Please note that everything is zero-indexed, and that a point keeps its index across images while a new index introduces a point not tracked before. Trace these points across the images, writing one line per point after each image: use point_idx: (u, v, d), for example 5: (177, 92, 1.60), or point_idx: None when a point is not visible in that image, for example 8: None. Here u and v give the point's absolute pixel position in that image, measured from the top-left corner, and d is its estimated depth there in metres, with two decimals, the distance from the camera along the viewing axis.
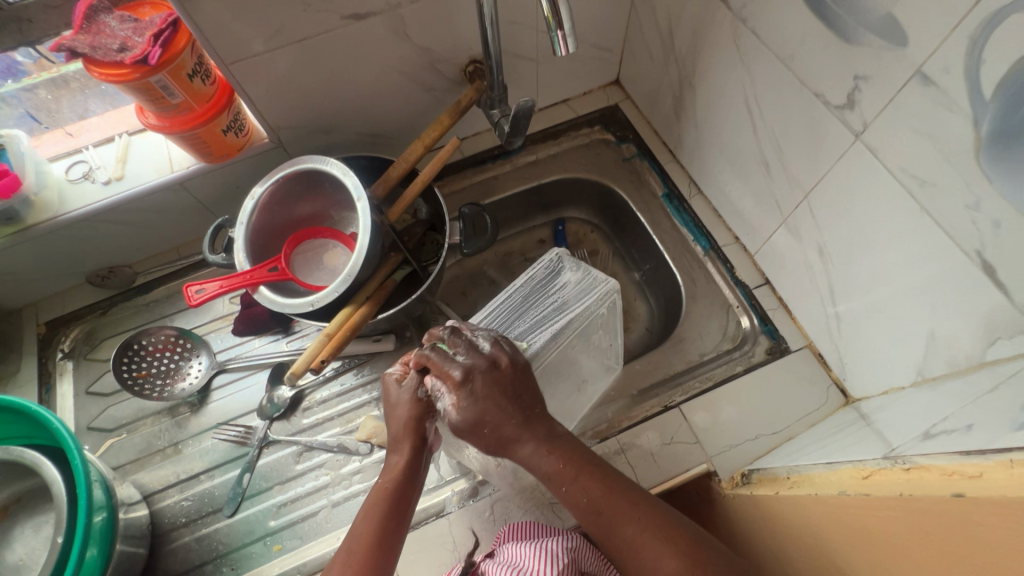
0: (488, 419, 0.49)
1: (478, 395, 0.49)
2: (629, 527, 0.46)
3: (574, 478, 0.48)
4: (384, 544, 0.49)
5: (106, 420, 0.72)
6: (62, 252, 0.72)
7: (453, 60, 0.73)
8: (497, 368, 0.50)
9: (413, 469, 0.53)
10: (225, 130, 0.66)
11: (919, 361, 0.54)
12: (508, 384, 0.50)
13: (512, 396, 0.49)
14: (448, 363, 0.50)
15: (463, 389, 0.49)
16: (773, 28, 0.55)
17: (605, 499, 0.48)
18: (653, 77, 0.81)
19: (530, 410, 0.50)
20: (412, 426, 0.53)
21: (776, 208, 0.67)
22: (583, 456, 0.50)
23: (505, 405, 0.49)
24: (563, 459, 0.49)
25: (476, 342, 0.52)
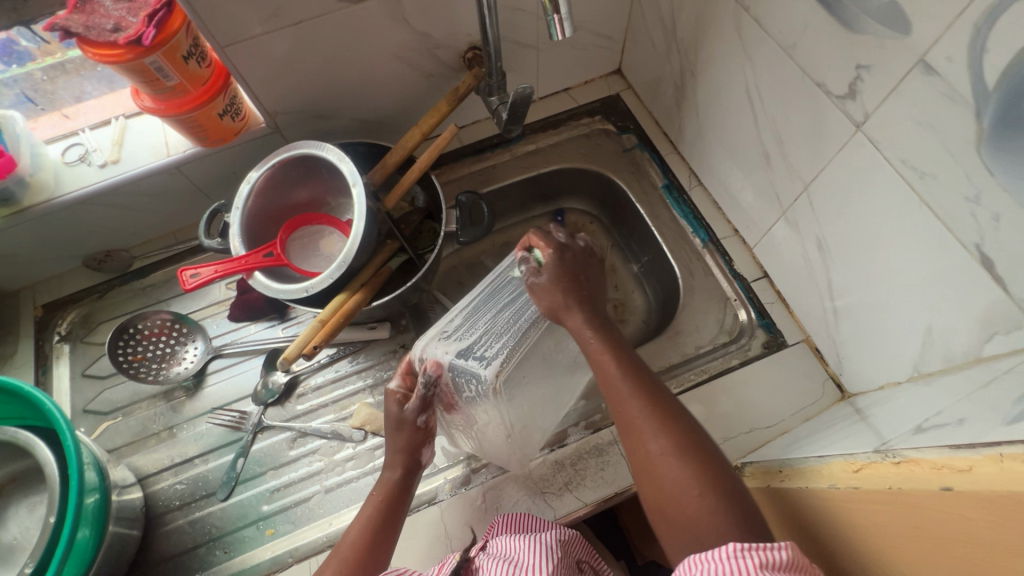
0: (577, 286, 0.56)
1: (569, 263, 0.57)
2: (636, 404, 0.49)
3: (607, 357, 0.52)
4: (374, 551, 0.51)
5: (102, 403, 0.72)
6: (59, 234, 0.72)
7: (451, 46, 0.72)
8: (585, 256, 0.59)
9: (406, 485, 0.56)
10: (221, 114, 0.66)
11: (915, 356, 0.53)
12: (585, 268, 0.58)
13: (582, 276, 0.57)
14: (546, 240, 0.57)
15: (557, 253, 0.57)
16: (776, 15, 0.54)
17: (620, 379, 0.50)
18: (655, 66, 0.80)
19: (586, 296, 0.56)
20: (409, 450, 0.56)
21: (776, 200, 0.66)
22: (615, 346, 0.53)
23: (586, 279, 0.57)
24: (604, 339, 0.53)
25: (573, 238, 0.60)
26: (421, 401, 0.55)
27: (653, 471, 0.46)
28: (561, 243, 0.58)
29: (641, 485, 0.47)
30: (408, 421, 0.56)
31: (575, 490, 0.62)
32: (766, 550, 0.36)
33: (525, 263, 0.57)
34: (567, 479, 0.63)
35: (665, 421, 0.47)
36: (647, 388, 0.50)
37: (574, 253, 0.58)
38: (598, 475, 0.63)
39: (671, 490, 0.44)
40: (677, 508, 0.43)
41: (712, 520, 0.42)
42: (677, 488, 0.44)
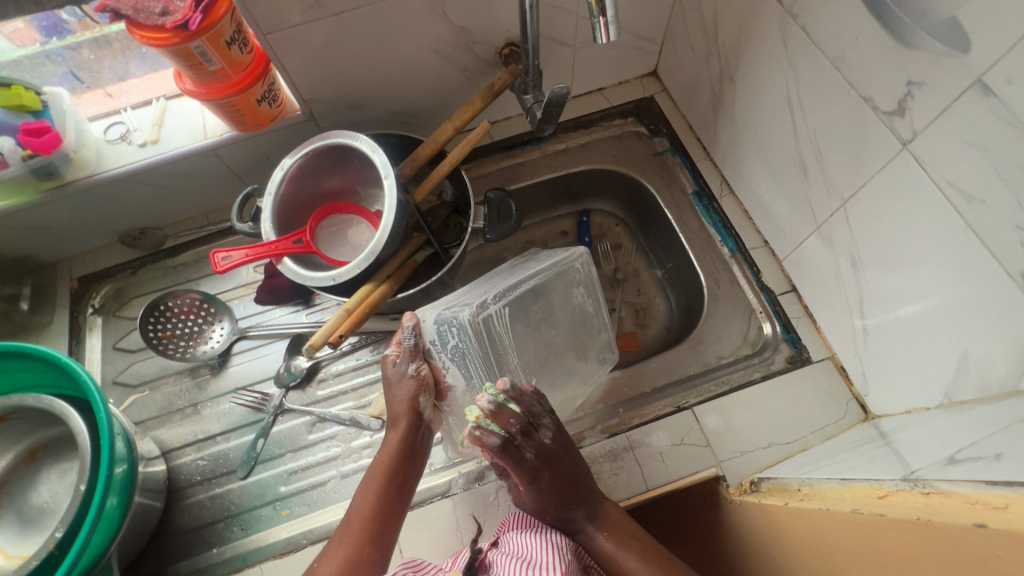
0: (561, 499, 0.53)
1: (538, 477, 0.53)
2: (634, 562, 0.51)
3: (625, 552, 0.52)
4: (385, 513, 0.53)
5: (130, 376, 0.74)
6: (97, 210, 0.74)
7: (489, 41, 0.71)
8: (559, 448, 0.55)
9: (408, 445, 0.58)
10: (259, 100, 0.67)
11: (948, 382, 0.52)
12: (556, 466, 0.54)
13: (570, 479, 0.54)
14: (508, 461, 0.53)
15: (532, 487, 0.54)
16: (825, 25, 0.53)
17: (650, 575, 0.50)
18: (693, 70, 0.79)
19: (580, 498, 0.54)
20: (409, 404, 0.59)
21: (811, 214, 0.65)
22: (626, 531, 0.53)
23: (564, 474, 0.54)
24: (616, 541, 0.52)
25: (541, 415, 0.55)
26: (408, 351, 0.60)
27: None
28: (523, 462, 0.53)
29: None
30: (400, 372, 0.60)
31: None
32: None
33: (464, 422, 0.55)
34: None
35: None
36: (638, 543, 0.53)
37: (538, 448, 0.54)
38: (611, 479, 0.63)
39: None
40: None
41: None
42: None
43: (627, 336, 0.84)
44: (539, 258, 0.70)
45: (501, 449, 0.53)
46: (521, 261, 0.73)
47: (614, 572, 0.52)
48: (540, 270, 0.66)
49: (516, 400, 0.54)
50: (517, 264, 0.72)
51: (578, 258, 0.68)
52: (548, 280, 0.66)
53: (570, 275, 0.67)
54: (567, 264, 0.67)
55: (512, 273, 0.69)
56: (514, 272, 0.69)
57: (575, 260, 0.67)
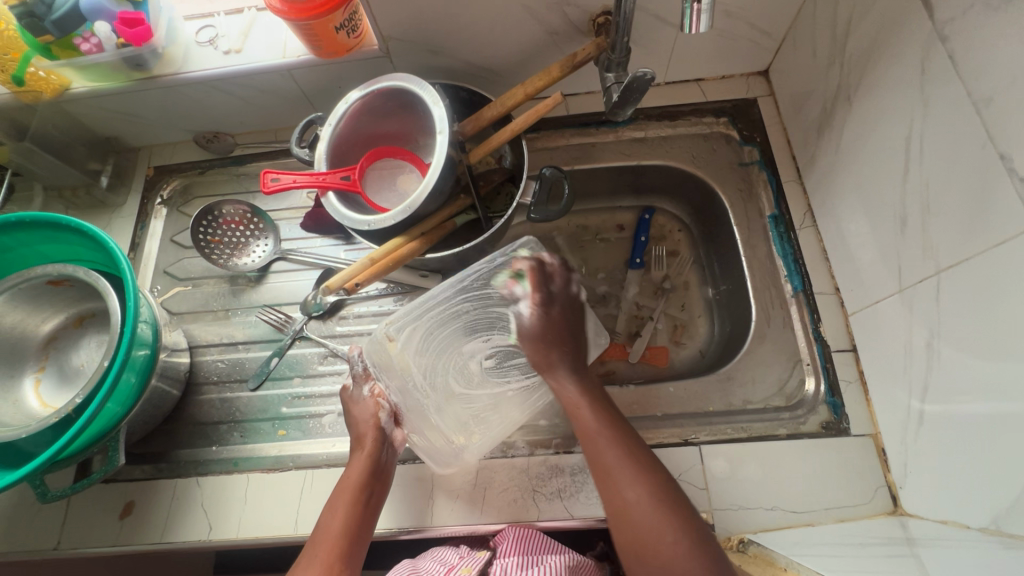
0: (558, 329, 0.61)
1: (546, 308, 0.62)
2: (589, 417, 0.55)
3: (586, 407, 0.56)
4: (354, 531, 0.53)
5: (178, 269, 0.79)
6: (178, 107, 0.78)
7: (584, 6, 0.65)
8: (576, 308, 0.63)
9: (371, 464, 0.58)
10: (337, 28, 0.65)
11: (1000, 508, 0.44)
12: (567, 317, 0.62)
13: (568, 336, 0.61)
14: (547, 275, 0.63)
15: (541, 309, 0.62)
16: (980, 58, 0.43)
17: (601, 427, 0.54)
18: (809, 78, 0.69)
19: (573, 347, 0.60)
20: (374, 424, 0.60)
21: (896, 273, 0.56)
22: (592, 383, 0.59)
23: (564, 325, 0.61)
24: (581, 390, 0.57)
25: (565, 287, 0.63)
26: (360, 374, 0.62)
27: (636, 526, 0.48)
28: (549, 293, 0.62)
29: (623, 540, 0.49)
30: (353, 398, 0.62)
31: (566, 500, 0.61)
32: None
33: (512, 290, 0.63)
34: (561, 486, 0.62)
35: (631, 467, 0.50)
36: (606, 409, 0.56)
37: (558, 295, 0.62)
38: (593, 493, 0.61)
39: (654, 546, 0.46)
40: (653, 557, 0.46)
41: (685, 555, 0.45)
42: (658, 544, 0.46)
43: (656, 350, 0.79)
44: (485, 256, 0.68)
45: (533, 272, 0.62)
46: None
47: (571, 414, 0.56)
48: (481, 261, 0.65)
49: (548, 257, 0.64)
50: None
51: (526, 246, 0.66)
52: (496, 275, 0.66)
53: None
54: (515, 257, 0.66)
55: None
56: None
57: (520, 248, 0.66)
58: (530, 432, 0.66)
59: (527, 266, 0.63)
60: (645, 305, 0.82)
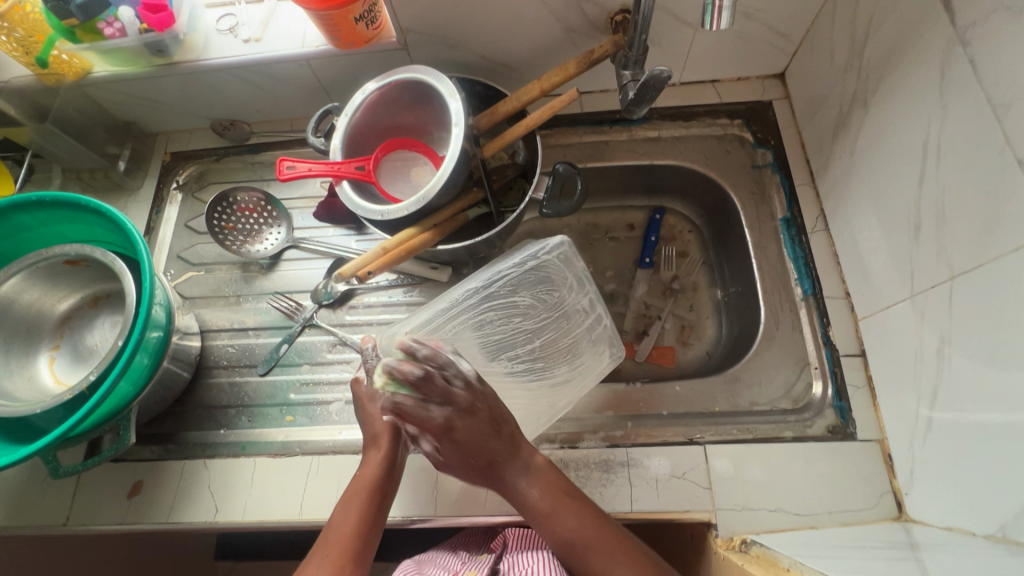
0: (467, 459, 0.53)
1: (447, 428, 0.52)
2: (540, 499, 0.52)
3: (553, 512, 0.52)
4: (367, 530, 0.53)
5: (192, 254, 0.80)
6: (196, 94, 0.79)
7: (602, 4, 0.66)
8: (471, 412, 0.52)
9: (387, 465, 0.58)
10: (357, 19, 0.65)
11: (1006, 516, 0.44)
12: (471, 423, 0.52)
13: (472, 454, 0.52)
14: (428, 386, 0.52)
15: (442, 439, 0.52)
16: (1000, 65, 0.43)
17: (546, 505, 0.52)
18: (826, 82, 0.69)
19: (491, 455, 0.53)
20: (390, 423, 0.60)
21: (908, 279, 0.56)
22: (546, 478, 0.54)
23: (475, 434, 0.52)
24: (541, 484, 0.53)
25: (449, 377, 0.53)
26: (372, 370, 0.62)
27: None
28: (428, 415, 0.52)
29: None
30: (372, 395, 0.62)
31: None
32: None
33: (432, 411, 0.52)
34: None
35: (592, 527, 0.51)
36: (559, 486, 0.53)
37: (458, 394, 0.53)
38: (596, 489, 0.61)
39: None
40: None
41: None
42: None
43: (663, 350, 0.79)
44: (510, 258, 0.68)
45: (399, 368, 0.52)
46: None
47: (539, 521, 0.52)
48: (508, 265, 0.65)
49: (428, 350, 0.53)
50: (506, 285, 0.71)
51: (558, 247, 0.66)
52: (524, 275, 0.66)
53: (547, 267, 0.66)
54: (543, 263, 0.66)
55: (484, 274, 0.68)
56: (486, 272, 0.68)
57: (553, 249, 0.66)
58: None
59: (391, 368, 0.52)
60: (654, 305, 0.82)
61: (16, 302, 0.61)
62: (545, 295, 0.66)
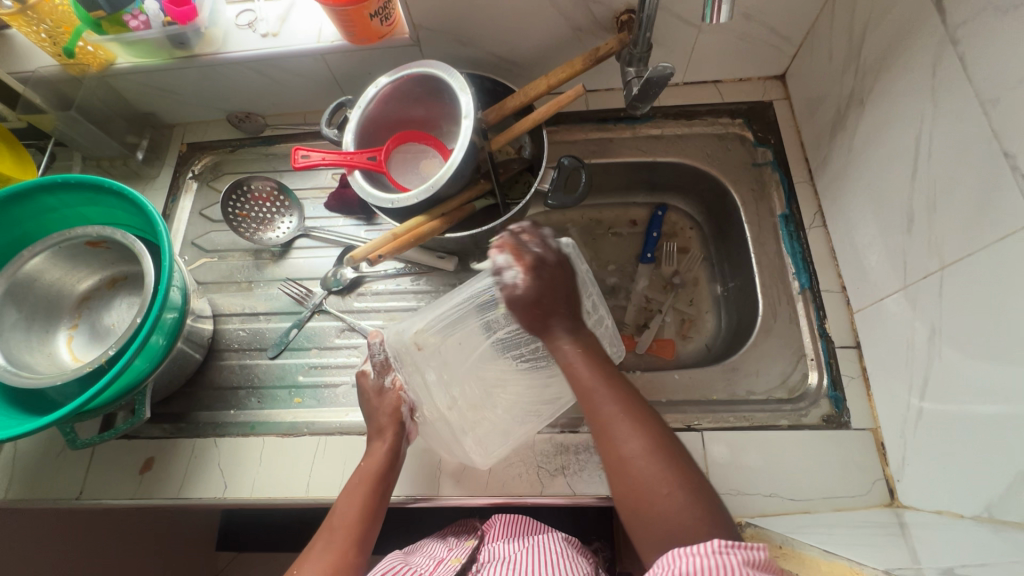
0: (538, 298, 0.54)
1: (538, 272, 0.54)
2: (584, 369, 0.52)
3: (585, 362, 0.52)
4: (368, 519, 0.54)
5: (206, 241, 0.83)
6: (214, 86, 0.81)
7: (608, 4, 0.68)
8: (559, 269, 0.56)
9: (388, 458, 0.58)
10: (371, 15, 0.68)
11: (993, 496, 0.45)
12: (557, 272, 0.55)
13: (564, 292, 0.55)
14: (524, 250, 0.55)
15: (532, 273, 0.54)
16: (988, 62, 0.45)
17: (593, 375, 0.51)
18: (824, 82, 0.71)
19: (562, 307, 0.54)
20: (393, 415, 0.60)
21: (902, 271, 0.58)
22: (597, 354, 0.53)
23: (555, 290, 0.55)
24: (580, 348, 0.53)
25: (549, 242, 0.58)
26: (379, 365, 0.63)
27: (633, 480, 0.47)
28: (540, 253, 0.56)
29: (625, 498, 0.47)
30: (378, 389, 0.62)
31: (569, 476, 0.63)
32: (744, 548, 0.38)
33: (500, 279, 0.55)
34: (565, 463, 0.63)
35: (606, 388, 0.51)
36: (596, 355, 0.53)
37: (546, 254, 0.56)
38: (596, 472, 0.63)
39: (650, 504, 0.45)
40: (649, 506, 0.45)
41: (679, 508, 0.45)
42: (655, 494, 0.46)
43: (663, 342, 0.80)
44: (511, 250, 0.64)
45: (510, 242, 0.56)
46: None
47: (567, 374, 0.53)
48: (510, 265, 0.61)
49: (529, 231, 0.58)
50: None
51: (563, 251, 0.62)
52: None
53: None
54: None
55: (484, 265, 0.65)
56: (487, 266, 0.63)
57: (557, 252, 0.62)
58: None
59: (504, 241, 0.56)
60: (655, 299, 0.84)
61: (39, 280, 0.63)
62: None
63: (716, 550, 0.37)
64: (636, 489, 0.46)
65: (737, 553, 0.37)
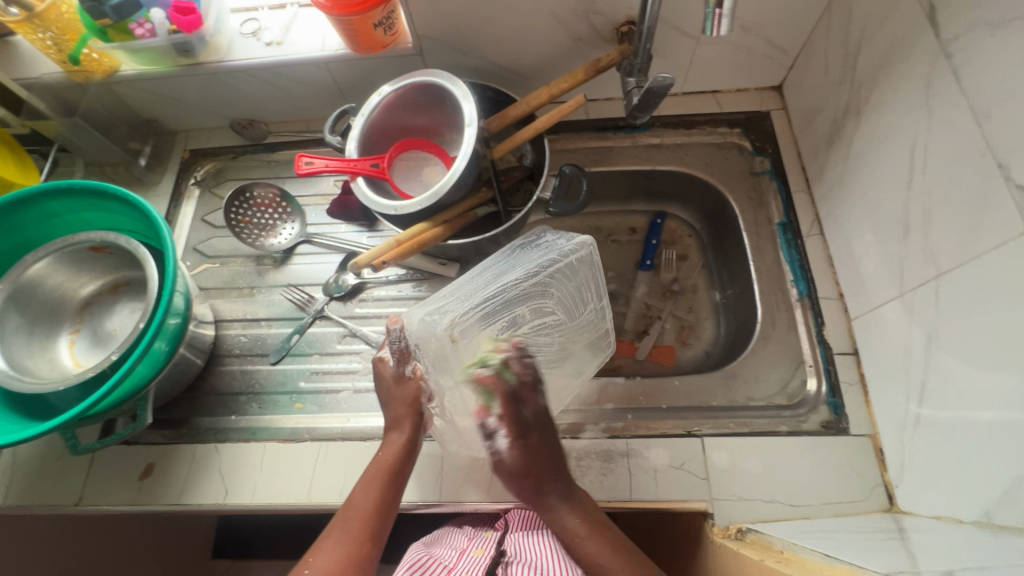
0: (531, 466, 0.56)
1: (523, 439, 0.57)
2: (590, 543, 0.52)
3: (589, 532, 0.53)
4: (382, 510, 0.54)
5: (208, 247, 0.83)
6: (218, 94, 0.82)
7: (609, 15, 0.69)
8: (545, 427, 0.58)
9: (404, 447, 0.59)
10: (376, 25, 0.69)
11: (990, 501, 0.46)
12: (544, 432, 0.57)
13: (547, 460, 0.56)
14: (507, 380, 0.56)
15: (519, 438, 0.57)
16: (981, 75, 0.46)
17: (603, 554, 0.52)
18: (820, 93, 0.72)
19: (553, 474, 0.56)
20: (411, 405, 0.60)
21: (898, 278, 0.59)
22: (589, 511, 0.55)
23: (542, 450, 0.57)
24: (580, 515, 0.54)
25: (535, 385, 0.58)
26: (400, 352, 0.61)
27: None
28: (518, 415, 0.57)
29: None
30: (399, 377, 0.62)
31: None
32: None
33: (492, 440, 0.57)
34: None
35: (612, 555, 0.51)
36: (597, 522, 0.54)
37: (533, 420, 0.58)
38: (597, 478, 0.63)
39: None
40: None
41: None
42: None
43: (663, 349, 0.81)
44: (535, 255, 0.65)
45: (496, 380, 0.56)
46: (525, 242, 0.71)
47: (574, 548, 0.53)
48: (540, 264, 0.62)
49: (517, 366, 0.57)
50: (519, 249, 0.69)
51: (583, 246, 0.65)
52: (557, 271, 0.63)
53: (575, 265, 0.64)
54: (576, 259, 0.64)
55: (507, 270, 0.64)
56: (512, 270, 0.63)
57: (580, 249, 0.65)
58: None
59: (486, 381, 0.56)
60: (654, 305, 0.85)
61: (41, 285, 0.64)
62: (572, 291, 0.64)
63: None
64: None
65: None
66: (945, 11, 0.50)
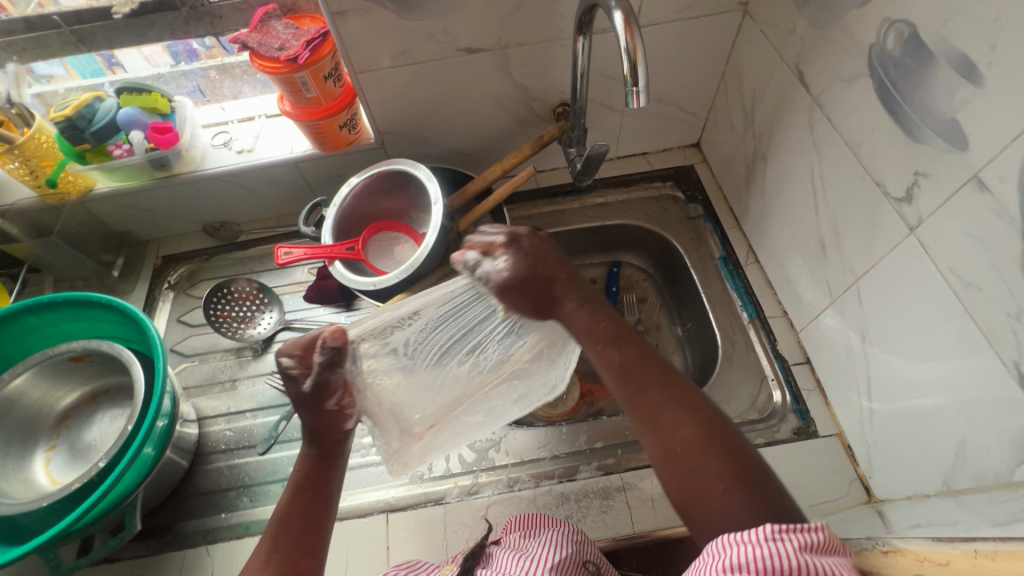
0: (538, 279, 0.51)
1: (518, 251, 0.51)
2: (619, 344, 0.50)
3: (609, 315, 0.51)
4: (313, 522, 0.48)
5: (185, 346, 0.84)
6: (191, 202, 0.87)
7: (545, 100, 0.81)
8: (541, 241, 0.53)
9: (323, 458, 0.50)
10: (341, 126, 0.78)
11: (946, 470, 0.52)
12: (544, 258, 0.52)
13: (553, 258, 0.52)
14: (496, 237, 0.52)
15: (511, 249, 0.51)
16: (845, 116, 0.58)
17: (630, 359, 0.49)
18: (731, 145, 0.85)
19: (557, 278, 0.52)
20: (326, 430, 0.49)
21: (827, 288, 0.67)
22: (617, 322, 0.51)
23: (544, 261, 0.52)
24: (594, 315, 0.51)
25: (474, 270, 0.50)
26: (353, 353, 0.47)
27: (681, 467, 0.44)
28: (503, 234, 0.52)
29: (670, 484, 0.45)
30: (318, 401, 0.48)
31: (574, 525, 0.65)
32: (797, 531, 0.35)
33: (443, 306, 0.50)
34: (568, 512, 0.66)
35: (645, 365, 0.49)
36: (618, 322, 0.51)
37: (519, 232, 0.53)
38: (599, 517, 0.65)
39: (703, 489, 0.43)
40: (699, 497, 0.43)
41: (736, 506, 0.42)
42: (705, 488, 0.43)
43: None
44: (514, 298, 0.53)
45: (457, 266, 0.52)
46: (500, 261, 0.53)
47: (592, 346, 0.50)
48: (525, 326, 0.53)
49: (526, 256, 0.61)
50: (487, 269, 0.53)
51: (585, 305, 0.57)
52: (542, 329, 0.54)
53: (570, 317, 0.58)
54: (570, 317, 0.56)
55: (461, 336, 0.52)
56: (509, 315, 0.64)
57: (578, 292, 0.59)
58: (534, 466, 0.70)
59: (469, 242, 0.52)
60: None
61: (20, 400, 0.63)
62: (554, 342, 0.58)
63: (766, 538, 0.35)
64: (682, 472, 0.44)
65: (792, 538, 0.35)
66: (810, 73, 0.63)
